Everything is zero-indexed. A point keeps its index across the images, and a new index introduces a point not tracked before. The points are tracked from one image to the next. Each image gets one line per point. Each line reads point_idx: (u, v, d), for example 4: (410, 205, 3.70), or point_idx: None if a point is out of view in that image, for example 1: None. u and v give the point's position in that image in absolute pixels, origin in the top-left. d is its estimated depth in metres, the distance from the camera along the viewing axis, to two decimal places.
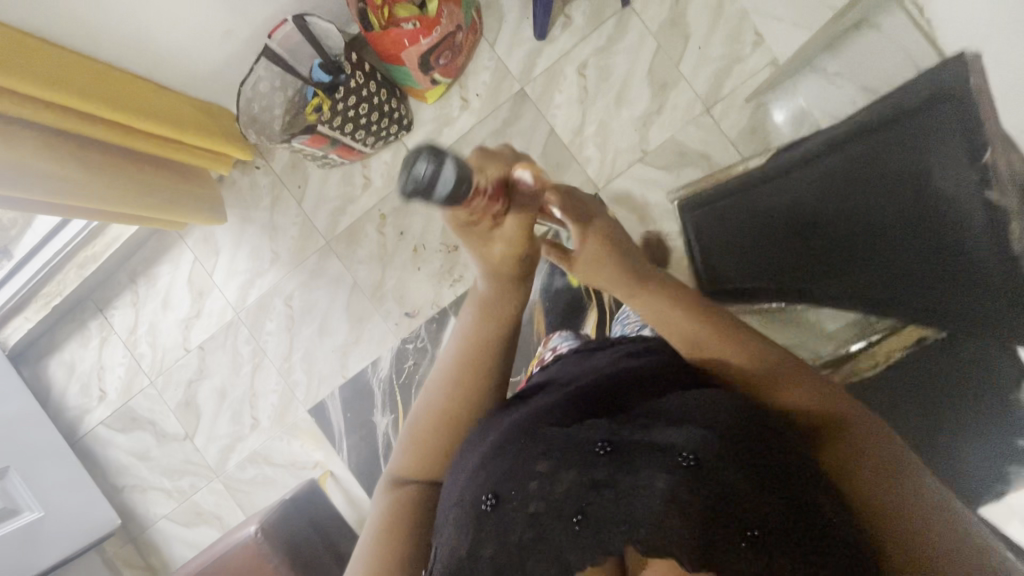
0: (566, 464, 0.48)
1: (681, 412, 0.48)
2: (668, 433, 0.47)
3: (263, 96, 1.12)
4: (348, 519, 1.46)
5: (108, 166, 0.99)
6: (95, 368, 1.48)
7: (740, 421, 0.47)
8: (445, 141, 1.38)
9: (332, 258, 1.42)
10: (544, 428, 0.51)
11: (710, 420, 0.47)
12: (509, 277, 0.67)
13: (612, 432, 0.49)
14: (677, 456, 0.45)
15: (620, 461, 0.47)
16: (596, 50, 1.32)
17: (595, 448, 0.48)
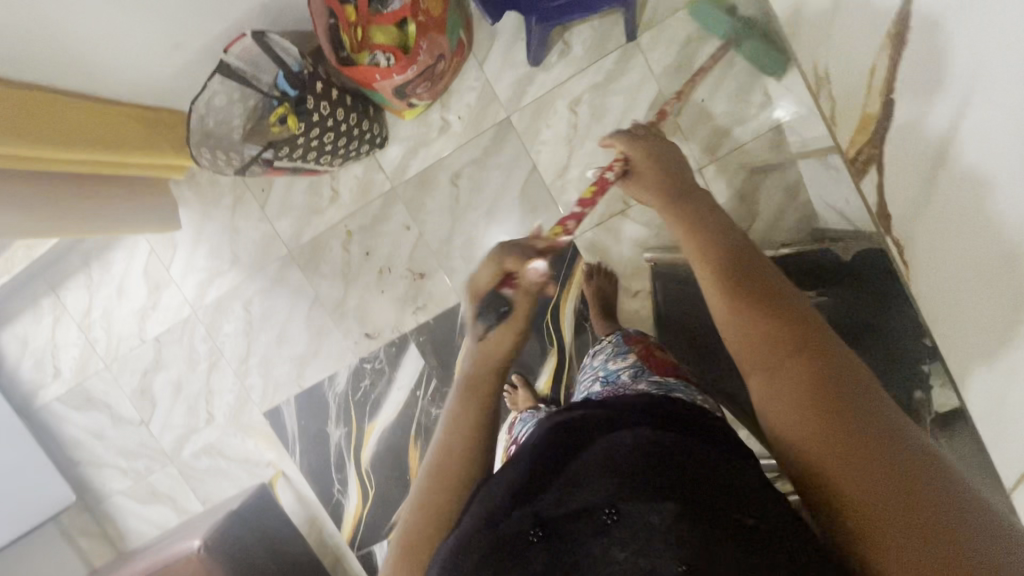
0: (501, 544, 0.48)
1: (597, 473, 0.49)
2: (587, 497, 0.49)
3: (219, 109, 1.07)
4: (298, 517, 1.49)
5: (41, 193, 0.96)
6: (49, 346, 1.50)
7: (654, 464, 0.48)
8: (421, 162, 1.31)
9: (294, 268, 1.39)
10: (491, 511, 0.50)
11: (623, 474, 0.48)
12: (493, 365, 0.68)
13: (537, 511, 0.49)
14: (602, 516, 0.47)
15: (552, 536, 0.48)
16: (592, 86, 1.22)
17: (529, 534, 0.48)
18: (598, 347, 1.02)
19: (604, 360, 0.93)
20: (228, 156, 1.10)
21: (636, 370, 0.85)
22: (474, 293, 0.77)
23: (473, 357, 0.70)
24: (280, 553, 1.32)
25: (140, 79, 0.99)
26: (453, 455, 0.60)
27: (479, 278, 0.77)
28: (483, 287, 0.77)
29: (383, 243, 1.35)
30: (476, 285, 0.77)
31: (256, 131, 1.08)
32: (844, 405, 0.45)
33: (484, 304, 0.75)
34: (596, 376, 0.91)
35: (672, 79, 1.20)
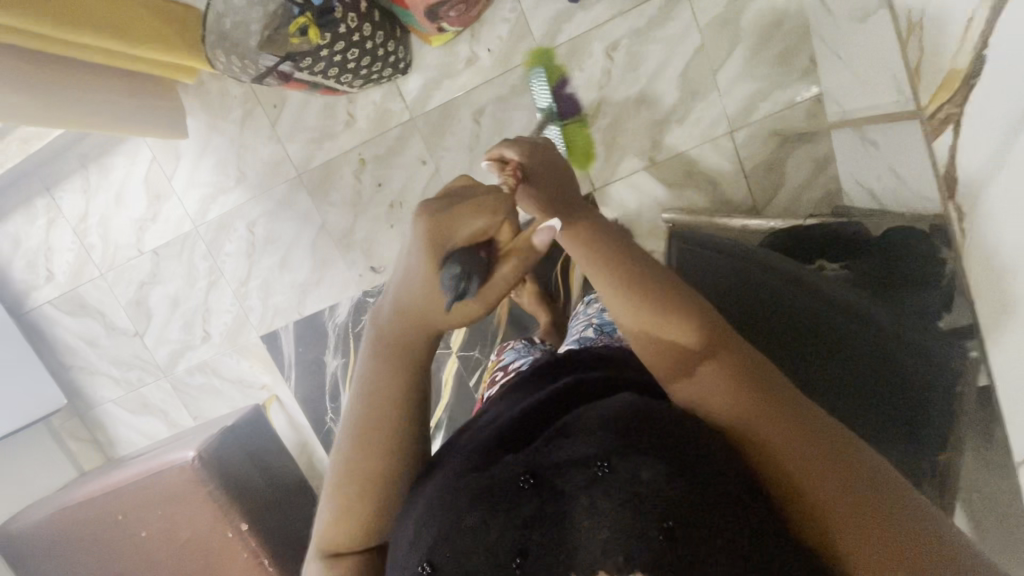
0: (483, 499, 0.38)
1: (601, 419, 0.38)
2: (579, 445, 0.38)
3: (238, 11, 0.98)
4: (288, 441, 1.51)
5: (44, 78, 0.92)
6: (43, 248, 1.46)
7: (668, 415, 0.38)
8: (442, 94, 1.25)
9: (302, 193, 1.34)
10: (467, 475, 0.40)
11: (632, 428, 0.37)
12: (390, 351, 0.48)
13: (526, 455, 0.39)
14: (596, 467, 0.36)
15: (546, 488, 0.38)
16: (632, 31, 1.16)
17: (517, 483, 0.38)
18: (593, 296, 0.97)
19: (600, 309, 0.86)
20: (245, 66, 1.04)
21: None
22: (438, 236, 0.45)
23: (395, 309, 0.48)
24: (270, 472, 1.34)
25: None
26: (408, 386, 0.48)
27: (461, 221, 0.45)
28: (456, 236, 0.45)
29: (395, 176, 1.31)
30: (450, 222, 0.45)
31: (271, 41, 0.98)
32: (808, 407, 0.39)
33: (454, 271, 0.44)
34: (589, 323, 0.84)
35: (716, 34, 1.14)
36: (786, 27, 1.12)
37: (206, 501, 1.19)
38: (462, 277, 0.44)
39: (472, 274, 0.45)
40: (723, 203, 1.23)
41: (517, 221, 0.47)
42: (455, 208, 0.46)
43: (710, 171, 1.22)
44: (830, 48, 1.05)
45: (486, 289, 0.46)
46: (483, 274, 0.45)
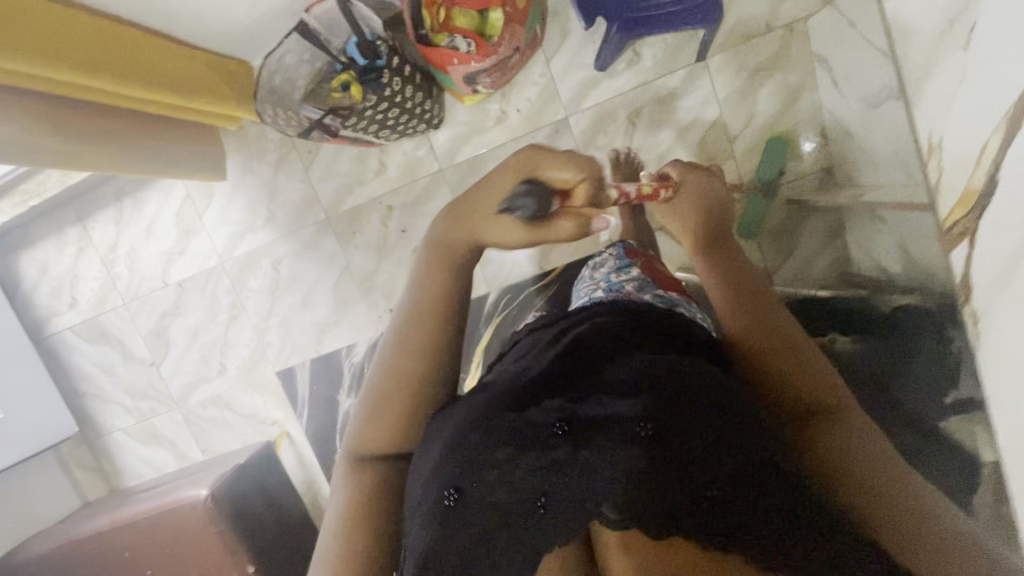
0: (523, 446, 0.40)
1: (631, 382, 0.42)
2: (611, 403, 0.41)
3: (287, 69, 1.07)
4: (295, 478, 1.50)
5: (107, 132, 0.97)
6: (69, 275, 1.49)
7: (699, 387, 0.42)
8: (471, 148, 1.30)
9: (329, 235, 1.38)
10: (503, 415, 0.43)
11: (658, 391, 0.41)
12: (451, 257, 0.55)
13: (561, 404, 0.42)
14: (636, 426, 0.39)
15: (578, 441, 0.40)
16: (655, 100, 1.23)
17: (551, 431, 0.40)
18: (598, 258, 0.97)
19: (607, 271, 0.88)
20: (288, 120, 1.10)
21: (639, 285, 0.78)
22: (524, 167, 0.52)
23: (462, 207, 0.54)
24: (279, 510, 1.35)
25: (217, 27, 0.98)
26: (423, 330, 0.53)
27: (557, 161, 0.52)
28: (545, 172, 0.52)
29: (421, 223, 1.35)
30: (536, 160, 0.52)
31: (316, 95, 1.08)
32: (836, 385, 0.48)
33: (525, 192, 0.51)
34: (597, 286, 0.85)
35: (734, 105, 1.21)
36: (800, 104, 1.19)
37: (216, 538, 1.19)
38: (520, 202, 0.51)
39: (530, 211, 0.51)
40: None
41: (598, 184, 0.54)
42: (542, 149, 0.53)
43: None
44: (844, 127, 1.11)
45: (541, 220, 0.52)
46: (544, 207, 0.52)
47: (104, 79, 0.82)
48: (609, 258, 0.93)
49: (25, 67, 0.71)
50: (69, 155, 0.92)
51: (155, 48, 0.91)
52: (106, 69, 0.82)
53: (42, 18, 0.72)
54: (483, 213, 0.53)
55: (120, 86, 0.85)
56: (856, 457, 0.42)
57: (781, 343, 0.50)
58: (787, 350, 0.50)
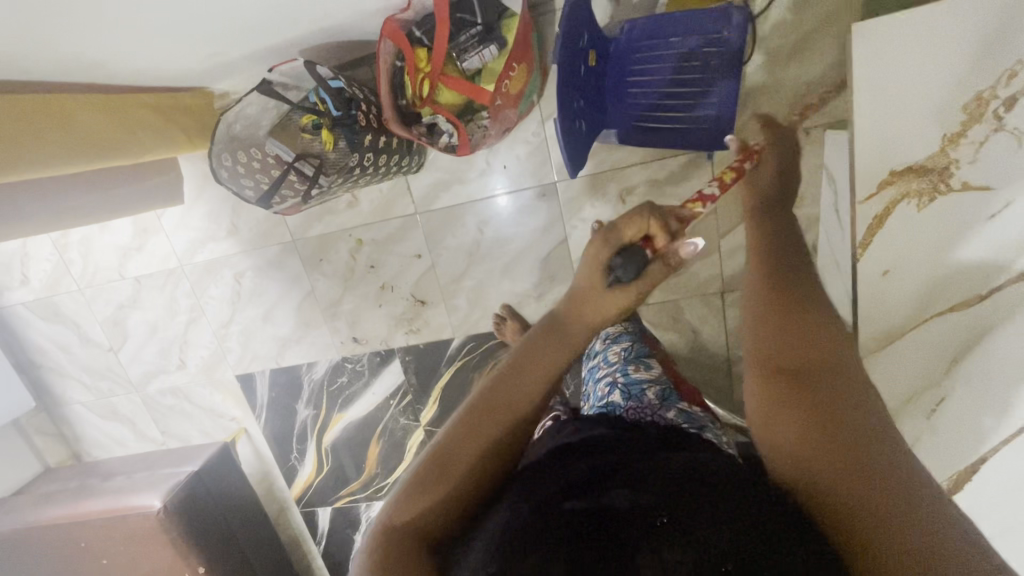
0: (551, 530, 0.47)
1: (642, 482, 0.51)
2: (616, 496, 0.49)
3: (249, 115, 0.97)
4: (252, 470, 1.59)
5: (42, 185, 0.88)
6: (19, 253, 1.41)
7: (709, 484, 0.50)
8: (450, 196, 1.22)
9: (295, 257, 1.33)
10: (537, 505, 0.50)
11: (674, 492, 0.49)
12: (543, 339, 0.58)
13: (582, 505, 0.49)
14: (656, 516, 0.46)
15: (605, 526, 0.47)
16: (651, 182, 1.14)
17: (578, 523, 0.47)
18: (608, 332, 0.99)
19: (622, 364, 0.88)
20: (247, 170, 0.99)
21: (662, 390, 0.80)
22: (610, 242, 0.62)
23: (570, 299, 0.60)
24: (231, 507, 1.44)
25: (165, 72, 0.86)
26: (510, 394, 0.54)
27: (625, 228, 0.63)
28: (624, 235, 0.63)
29: (391, 261, 1.30)
30: (614, 227, 0.63)
31: (285, 129, 0.96)
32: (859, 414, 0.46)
33: (621, 261, 0.60)
34: (613, 379, 0.85)
35: (728, 201, 1.15)
36: (798, 212, 1.13)
37: (168, 544, 1.27)
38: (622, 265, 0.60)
39: (633, 262, 0.60)
40: (702, 351, 1.29)
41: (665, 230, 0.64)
42: (619, 221, 0.64)
43: (696, 321, 1.26)
44: (833, 255, 1.07)
45: (644, 277, 0.60)
46: (641, 264, 0.60)
47: (26, 169, 0.73)
48: (618, 346, 0.94)
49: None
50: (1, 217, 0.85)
51: (91, 110, 0.80)
52: (29, 158, 0.72)
53: None
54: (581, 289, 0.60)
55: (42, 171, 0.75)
56: (853, 484, 0.42)
57: (811, 361, 0.49)
58: (801, 353, 0.50)
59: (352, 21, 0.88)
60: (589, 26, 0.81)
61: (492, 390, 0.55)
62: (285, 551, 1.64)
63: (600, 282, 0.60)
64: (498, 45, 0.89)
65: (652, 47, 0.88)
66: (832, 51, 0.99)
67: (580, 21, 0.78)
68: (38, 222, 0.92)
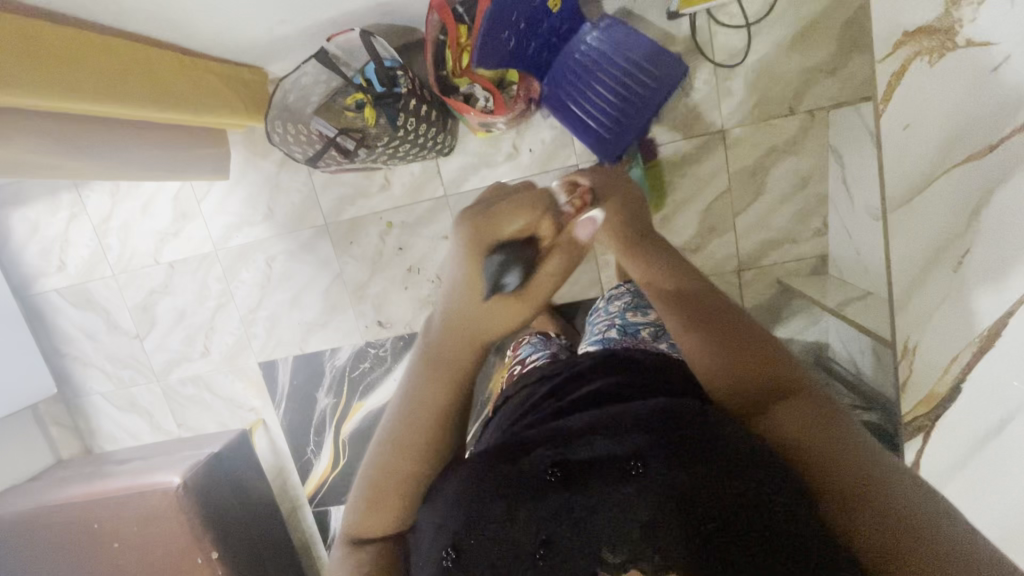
0: (507, 498, 0.45)
1: (617, 422, 0.46)
2: (597, 446, 0.45)
3: (303, 87, 1.06)
4: (267, 464, 1.57)
5: (110, 143, 0.95)
6: (60, 239, 1.48)
7: (679, 422, 0.45)
8: (478, 179, 1.30)
9: (326, 241, 1.38)
10: (499, 464, 0.47)
11: (654, 431, 0.44)
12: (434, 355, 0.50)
13: (553, 454, 0.46)
14: (627, 465, 0.43)
15: (569, 484, 0.44)
16: (668, 163, 1.22)
17: (544, 478, 0.45)
18: (614, 293, 1.03)
19: (622, 310, 0.93)
20: (296, 140, 1.10)
21: (657, 329, 0.84)
22: (483, 242, 0.46)
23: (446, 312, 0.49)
24: (245, 496, 1.41)
25: (234, 43, 0.96)
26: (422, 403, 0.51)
27: (504, 219, 0.47)
28: (502, 232, 0.47)
29: (419, 243, 1.36)
30: (495, 225, 0.47)
31: (330, 108, 1.07)
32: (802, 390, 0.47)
33: (503, 262, 0.47)
34: (613, 323, 0.89)
35: (743, 181, 1.22)
36: (808, 190, 1.20)
37: (184, 525, 1.24)
38: (505, 268, 0.47)
39: (515, 261, 0.47)
40: None
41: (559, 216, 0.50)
42: (495, 207, 0.47)
43: None
44: (844, 225, 1.13)
45: (532, 286, 0.48)
46: (529, 266, 0.47)
47: (93, 102, 0.78)
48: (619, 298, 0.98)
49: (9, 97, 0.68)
50: (71, 168, 0.92)
51: (163, 67, 0.89)
52: (94, 90, 0.78)
53: (56, 41, 0.72)
54: (455, 295, 0.48)
55: (107, 107, 0.80)
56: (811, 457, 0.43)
57: (748, 351, 0.49)
58: (734, 349, 0.49)
59: (404, 6, 0.99)
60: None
61: (405, 423, 0.51)
62: (295, 553, 1.59)
63: (479, 290, 0.47)
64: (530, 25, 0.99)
65: (601, 55, 1.03)
66: (831, 39, 1.09)
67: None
68: (101, 180, 1.00)
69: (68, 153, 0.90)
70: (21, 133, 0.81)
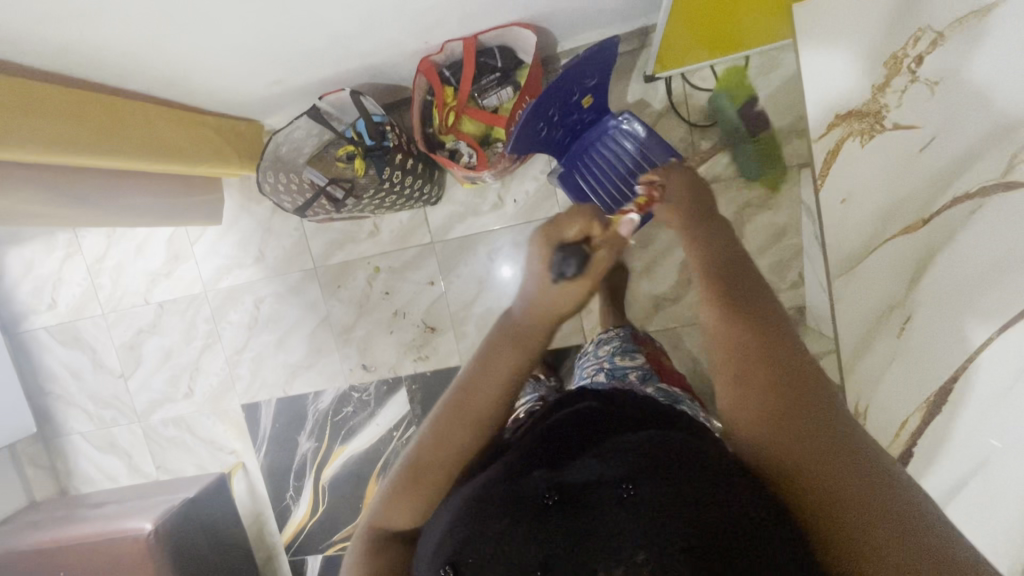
0: (515, 519, 0.42)
1: (617, 449, 0.45)
2: (595, 469, 0.44)
3: (295, 141, 1.11)
4: (244, 510, 1.53)
5: (106, 191, 1.00)
6: (53, 277, 1.50)
7: (675, 450, 0.44)
8: (464, 227, 1.33)
9: (314, 284, 1.41)
10: (491, 483, 0.45)
11: (652, 458, 0.43)
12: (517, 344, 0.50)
13: (551, 476, 0.44)
14: (622, 490, 0.42)
15: (571, 505, 0.42)
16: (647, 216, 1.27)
17: (542, 500, 0.43)
18: (604, 335, 1.02)
19: (611, 354, 0.92)
20: (289, 188, 1.14)
21: (645, 374, 0.84)
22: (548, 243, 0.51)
23: (526, 308, 0.51)
24: (218, 543, 1.38)
25: (231, 99, 1.02)
26: (480, 397, 0.49)
27: (563, 223, 0.52)
28: (563, 234, 0.51)
29: (405, 287, 1.38)
30: (552, 228, 0.52)
31: (322, 159, 1.12)
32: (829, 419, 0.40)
33: (560, 259, 0.49)
34: (601, 367, 0.89)
35: None
36: (783, 243, 1.24)
37: (152, 573, 1.22)
38: (563, 263, 0.49)
39: (573, 255, 0.49)
40: (704, 380, 1.32)
41: (606, 219, 0.53)
42: (558, 218, 0.53)
43: (696, 349, 1.31)
44: (818, 279, 1.16)
45: (590, 270, 0.49)
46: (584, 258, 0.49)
47: (88, 156, 0.82)
48: (608, 343, 0.97)
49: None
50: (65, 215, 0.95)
51: (162, 122, 0.93)
52: (63, 142, 0.78)
53: (57, 101, 0.76)
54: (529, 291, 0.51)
55: (100, 159, 0.84)
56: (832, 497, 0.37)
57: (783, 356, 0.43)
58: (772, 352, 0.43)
59: (393, 68, 1.06)
60: (598, 73, 0.94)
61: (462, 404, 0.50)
62: None
63: (547, 275, 0.50)
64: (513, 88, 1.06)
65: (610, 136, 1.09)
66: (799, 103, 1.15)
67: (593, 66, 0.91)
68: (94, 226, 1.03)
69: (64, 201, 0.94)
70: (21, 184, 0.85)
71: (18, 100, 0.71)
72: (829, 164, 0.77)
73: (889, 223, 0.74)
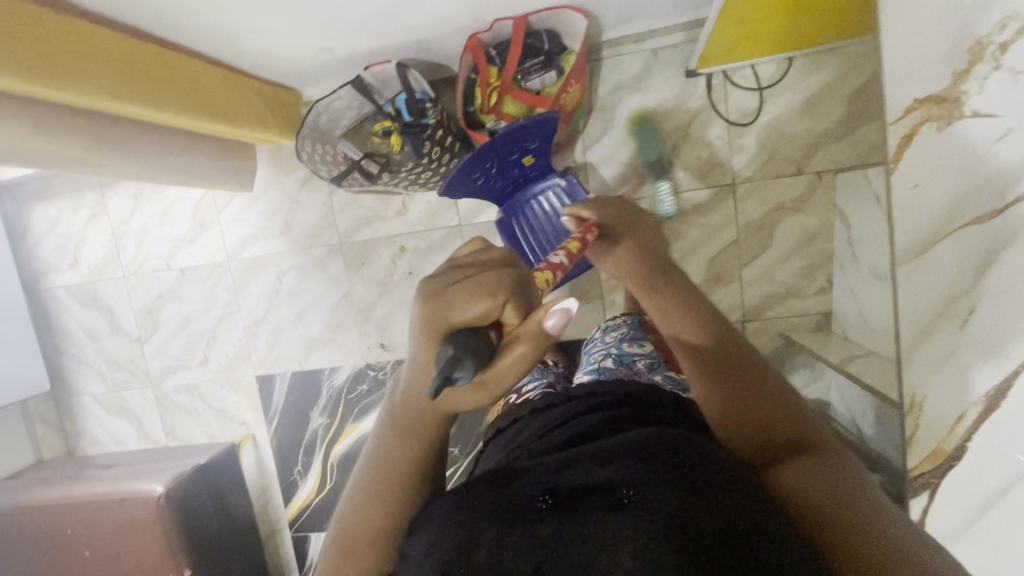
0: (508, 525, 0.37)
1: (605, 449, 0.40)
2: (592, 470, 0.38)
3: (334, 110, 1.10)
4: (251, 482, 1.53)
5: (145, 147, 1.00)
6: (77, 236, 1.50)
7: (666, 449, 0.39)
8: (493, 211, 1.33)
9: (339, 259, 1.41)
10: (483, 488, 0.40)
11: (646, 458, 0.38)
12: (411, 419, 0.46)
13: (548, 476, 0.39)
14: (619, 493, 0.36)
15: (567, 512, 0.37)
16: (678, 211, 1.26)
17: (535, 505, 0.38)
18: (610, 323, 1.01)
19: (618, 340, 0.92)
20: (324, 158, 1.14)
21: (652, 362, 0.83)
22: (432, 328, 0.39)
23: (405, 387, 0.44)
24: (224, 512, 1.37)
25: (275, 64, 1.01)
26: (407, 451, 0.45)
27: (459, 303, 0.39)
28: (454, 317, 0.39)
29: (428, 268, 1.38)
30: (448, 303, 0.39)
31: (359, 133, 1.09)
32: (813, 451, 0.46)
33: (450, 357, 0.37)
34: (608, 352, 0.88)
35: (751, 234, 1.25)
36: (814, 247, 1.23)
37: (160, 536, 1.21)
38: (454, 363, 0.37)
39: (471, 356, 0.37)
40: None
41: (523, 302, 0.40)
42: (457, 282, 0.40)
43: None
44: (849, 285, 1.15)
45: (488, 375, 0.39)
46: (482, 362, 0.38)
47: (135, 104, 0.82)
48: (614, 330, 0.97)
49: (50, 91, 0.71)
50: (104, 166, 0.95)
51: (206, 79, 0.93)
52: (109, 82, 0.77)
53: (110, 46, 0.76)
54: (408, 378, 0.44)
55: (146, 110, 0.84)
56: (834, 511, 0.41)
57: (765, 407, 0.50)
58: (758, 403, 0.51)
59: (439, 44, 1.05)
60: (539, 138, 0.96)
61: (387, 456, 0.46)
62: None
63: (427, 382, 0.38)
64: (557, 73, 1.05)
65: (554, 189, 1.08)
66: (841, 107, 1.15)
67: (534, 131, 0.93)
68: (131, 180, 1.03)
69: (105, 153, 0.94)
70: (66, 131, 0.85)
71: (74, 41, 0.71)
72: (903, 148, 0.71)
73: (957, 215, 0.71)
